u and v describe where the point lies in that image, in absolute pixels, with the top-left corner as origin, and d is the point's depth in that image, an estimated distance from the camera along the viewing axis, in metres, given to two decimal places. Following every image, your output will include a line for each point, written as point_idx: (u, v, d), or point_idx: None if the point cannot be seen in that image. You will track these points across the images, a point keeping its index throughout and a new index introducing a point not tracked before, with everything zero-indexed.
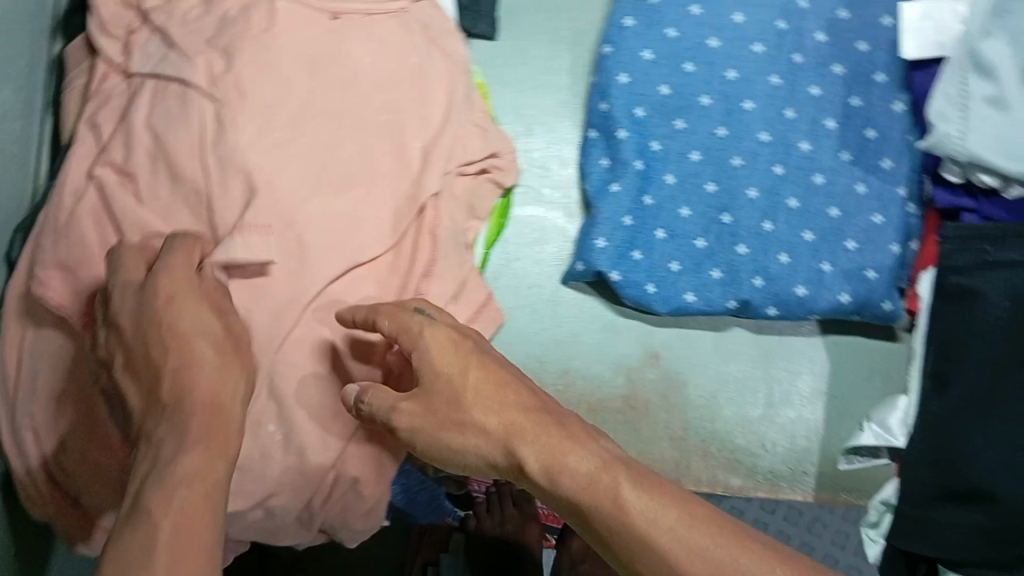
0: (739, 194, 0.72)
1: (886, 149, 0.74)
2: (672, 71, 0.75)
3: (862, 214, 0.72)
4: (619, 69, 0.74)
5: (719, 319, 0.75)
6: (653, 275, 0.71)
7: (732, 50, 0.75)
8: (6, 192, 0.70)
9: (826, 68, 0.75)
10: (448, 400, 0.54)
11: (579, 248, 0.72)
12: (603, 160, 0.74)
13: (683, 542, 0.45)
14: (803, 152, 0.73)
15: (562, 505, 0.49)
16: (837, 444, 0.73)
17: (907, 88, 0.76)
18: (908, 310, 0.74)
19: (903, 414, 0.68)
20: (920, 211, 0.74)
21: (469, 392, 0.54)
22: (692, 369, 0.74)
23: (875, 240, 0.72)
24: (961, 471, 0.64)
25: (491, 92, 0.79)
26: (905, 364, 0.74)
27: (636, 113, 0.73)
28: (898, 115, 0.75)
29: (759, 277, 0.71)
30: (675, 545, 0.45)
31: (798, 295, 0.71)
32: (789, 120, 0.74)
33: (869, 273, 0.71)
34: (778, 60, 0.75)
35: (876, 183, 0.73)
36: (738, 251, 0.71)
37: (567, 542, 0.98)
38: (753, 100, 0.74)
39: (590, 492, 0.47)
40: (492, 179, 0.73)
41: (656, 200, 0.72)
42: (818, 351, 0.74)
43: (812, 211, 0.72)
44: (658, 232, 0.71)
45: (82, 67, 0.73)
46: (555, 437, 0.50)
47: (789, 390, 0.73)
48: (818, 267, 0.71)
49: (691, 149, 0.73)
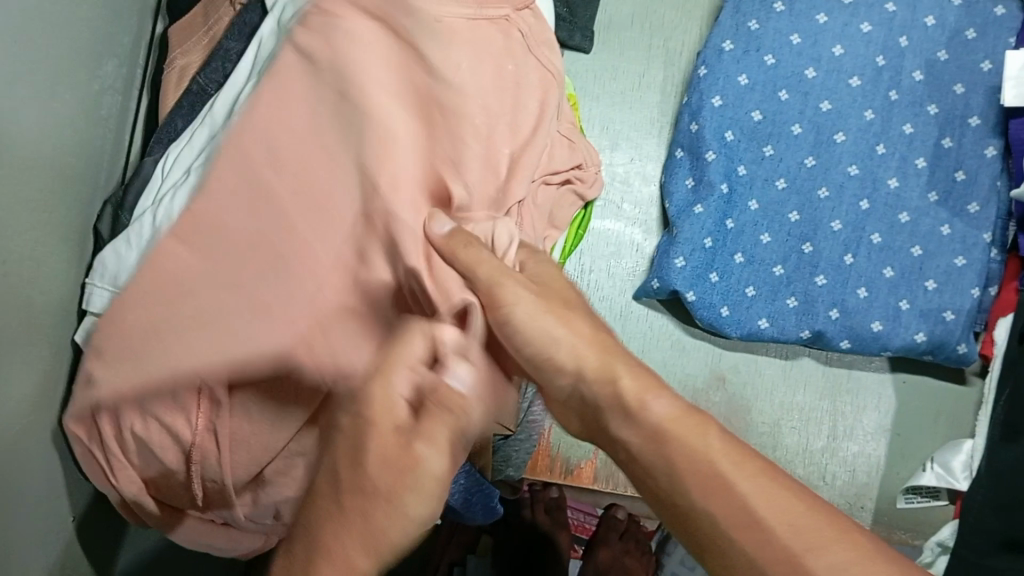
0: (825, 228, 0.82)
1: (974, 194, 0.82)
2: (766, 98, 0.83)
3: (944, 255, 0.82)
4: (712, 93, 0.83)
5: (790, 350, 0.86)
6: (728, 298, 0.81)
7: (829, 82, 0.83)
8: (100, 162, 0.72)
9: (921, 108, 0.83)
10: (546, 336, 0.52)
11: (657, 267, 0.82)
12: (687, 181, 0.84)
13: (777, 516, 0.42)
14: (890, 189, 0.82)
15: (646, 472, 0.47)
16: (897, 480, 0.84)
17: (1000, 133, 0.83)
18: (982, 354, 0.83)
19: (967, 458, 0.75)
20: (1003, 256, 0.83)
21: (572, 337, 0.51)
22: (760, 398, 0.85)
23: (954, 283, 0.81)
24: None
25: (581, 104, 0.89)
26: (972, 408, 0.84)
27: (726, 136, 0.83)
28: (990, 160, 0.83)
29: (836, 310, 0.81)
30: (771, 516, 0.42)
31: (873, 329, 0.81)
32: (879, 156, 0.83)
33: (948, 314, 0.81)
34: (874, 97, 0.83)
35: (961, 227, 0.82)
36: (817, 281, 0.82)
37: (595, 553, 0.98)
38: (845, 133, 0.83)
39: (681, 453, 0.45)
40: (574, 190, 0.78)
41: (737, 224, 0.82)
42: (886, 389, 0.85)
43: (881, 256, 0.82)
44: (736, 257, 0.82)
45: (187, 48, 0.76)
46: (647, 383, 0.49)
47: (853, 425, 0.84)
48: (896, 304, 0.81)
49: (777, 177, 0.83)
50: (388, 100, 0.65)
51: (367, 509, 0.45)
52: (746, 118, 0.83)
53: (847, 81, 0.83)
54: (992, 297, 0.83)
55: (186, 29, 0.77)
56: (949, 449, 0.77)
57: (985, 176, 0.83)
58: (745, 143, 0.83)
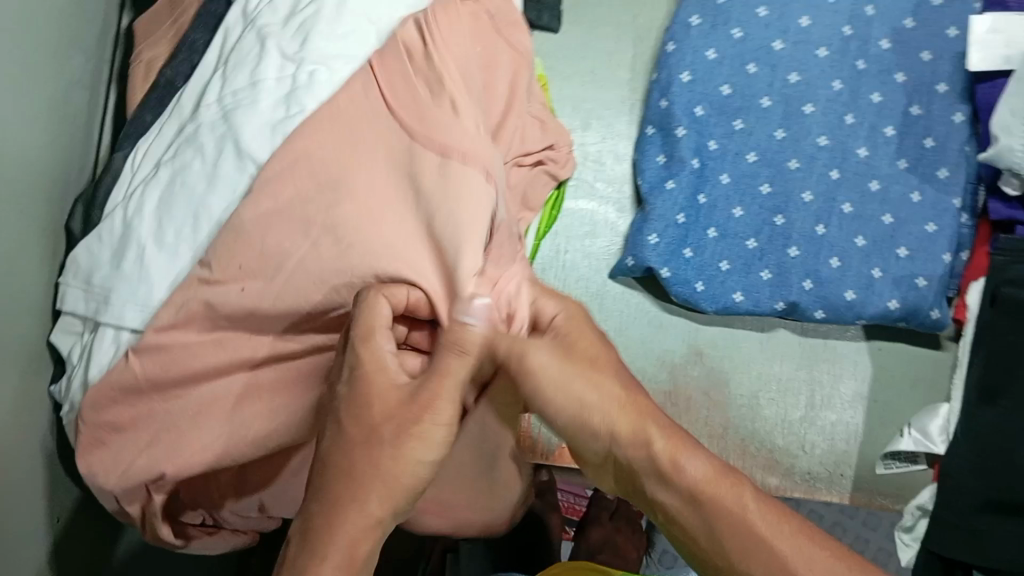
0: (808, 197, 0.75)
1: (943, 159, 0.75)
2: (735, 71, 0.81)
3: (918, 221, 0.74)
4: (681, 68, 0.81)
5: (765, 320, 0.79)
6: (703, 275, 0.77)
7: (797, 54, 0.80)
8: (72, 158, 0.72)
9: (888, 76, 0.78)
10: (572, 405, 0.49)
11: (630, 246, 0.79)
12: (659, 156, 0.81)
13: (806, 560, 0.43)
14: (859, 158, 0.77)
15: (674, 521, 0.47)
16: (877, 446, 0.75)
17: (967, 99, 0.76)
18: (954, 318, 0.76)
19: (944, 421, 0.70)
20: (974, 221, 0.75)
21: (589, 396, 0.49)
22: (735, 369, 0.78)
23: (930, 249, 0.74)
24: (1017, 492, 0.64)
25: (551, 84, 0.88)
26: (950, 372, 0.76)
27: (695, 111, 0.80)
28: (959, 124, 0.76)
29: (809, 280, 0.75)
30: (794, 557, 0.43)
31: (847, 299, 0.74)
32: (849, 126, 0.78)
33: (920, 281, 0.73)
34: (842, 66, 0.79)
35: (932, 192, 0.75)
36: (789, 253, 0.76)
37: (586, 533, 1.00)
38: (815, 104, 0.79)
39: (709, 496, 0.46)
40: (548, 170, 0.78)
41: (710, 199, 0.78)
42: (862, 354, 0.77)
43: (854, 224, 0.75)
44: (709, 232, 0.78)
45: (152, 41, 0.76)
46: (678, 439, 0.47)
47: (831, 392, 0.77)
48: (869, 273, 0.74)
49: (748, 151, 0.78)
50: (405, 104, 0.65)
51: (361, 501, 0.46)
52: (712, 95, 0.81)
53: (823, 53, 0.80)
54: (964, 262, 0.75)
55: (156, 24, 0.77)
56: (927, 414, 0.71)
57: (955, 142, 0.76)
58: (708, 118, 0.80)
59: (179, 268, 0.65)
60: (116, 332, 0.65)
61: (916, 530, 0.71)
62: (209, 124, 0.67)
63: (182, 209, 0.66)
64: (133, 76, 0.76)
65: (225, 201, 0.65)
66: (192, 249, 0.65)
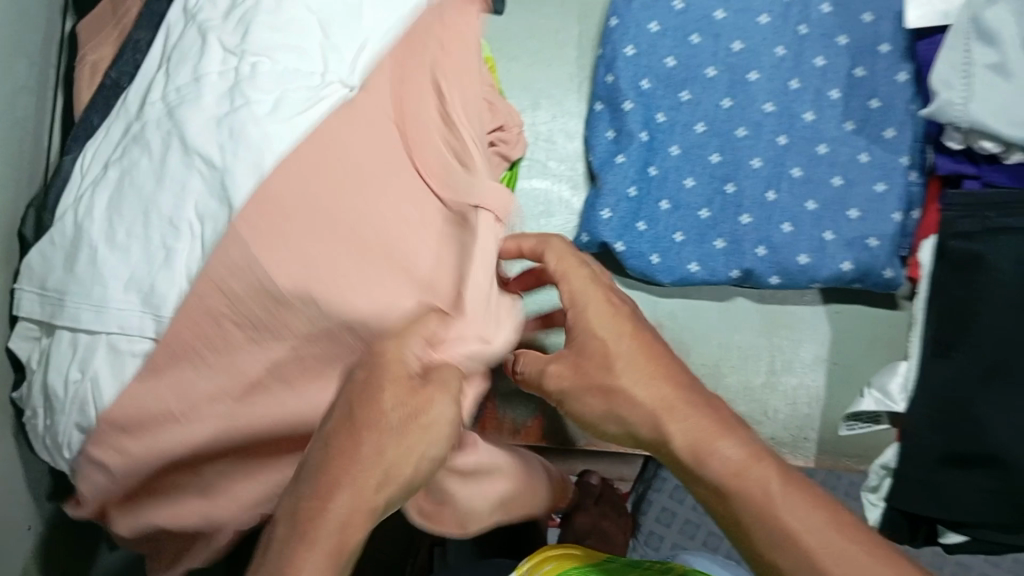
0: (745, 166, 0.82)
1: (888, 120, 0.81)
2: (679, 43, 0.85)
3: (865, 183, 0.80)
4: (625, 42, 0.85)
5: (725, 291, 0.84)
6: (657, 246, 0.81)
7: (739, 22, 0.85)
8: (21, 164, 0.71)
9: (832, 39, 0.83)
10: (599, 363, 0.55)
11: (586, 221, 0.82)
12: (608, 131, 0.85)
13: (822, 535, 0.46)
14: (807, 122, 0.82)
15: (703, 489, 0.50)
16: (839, 411, 0.80)
17: (910, 58, 0.82)
18: (909, 277, 0.80)
19: (903, 379, 0.73)
20: (923, 179, 0.80)
21: (621, 359, 0.54)
22: (699, 339, 0.82)
23: (879, 210, 0.79)
24: (979, 441, 0.68)
25: (497, 65, 0.90)
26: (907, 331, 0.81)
27: (641, 84, 0.84)
28: (903, 84, 0.81)
29: (763, 247, 0.80)
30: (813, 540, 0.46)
31: (800, 263, 0.79)
32: (794, 91, 0.83)
33: (872, 242, 0.78)
34: (784, 33, 0.84)
35: (879, 153, 0.80)
36: (742, 221, 0.81)
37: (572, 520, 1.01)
38: (759, 71, 0.84)
39: (737, 481, 0.48)
40: (500, 152, 0.80)
41: (660, 170, 0.83)
42: (819, 319, 0.82)
43: (800, 193, 0.80)
44: (662, 204, 0.82)
45: (99, 42, 0.76)
46: (706, 424, 0.51)
47: (792, 358, 0.81)
48: (820, 236, 0.79)
49: (696, 122, 0.83)
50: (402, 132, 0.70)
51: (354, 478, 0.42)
52: (670, 85, 0.84)
53: (756, 25, 0.85)
54: (916, 220, 0.79)
55: (96, 24, 0.77)
56: (887, 373, 0.74)
57: (900, 102, 0.81)
58: (662, 95, 0.84)
59: (131, 268, 0.65)
60: (72, 334, 0.65)
61: (882, 490, 0.74)
62: (156, 122, 0.68)
63: (134, 209, 0.66)
64: (78, 79, 0.75)
65: (173, 198, 0.65)
66: (143, 246, 0.65)
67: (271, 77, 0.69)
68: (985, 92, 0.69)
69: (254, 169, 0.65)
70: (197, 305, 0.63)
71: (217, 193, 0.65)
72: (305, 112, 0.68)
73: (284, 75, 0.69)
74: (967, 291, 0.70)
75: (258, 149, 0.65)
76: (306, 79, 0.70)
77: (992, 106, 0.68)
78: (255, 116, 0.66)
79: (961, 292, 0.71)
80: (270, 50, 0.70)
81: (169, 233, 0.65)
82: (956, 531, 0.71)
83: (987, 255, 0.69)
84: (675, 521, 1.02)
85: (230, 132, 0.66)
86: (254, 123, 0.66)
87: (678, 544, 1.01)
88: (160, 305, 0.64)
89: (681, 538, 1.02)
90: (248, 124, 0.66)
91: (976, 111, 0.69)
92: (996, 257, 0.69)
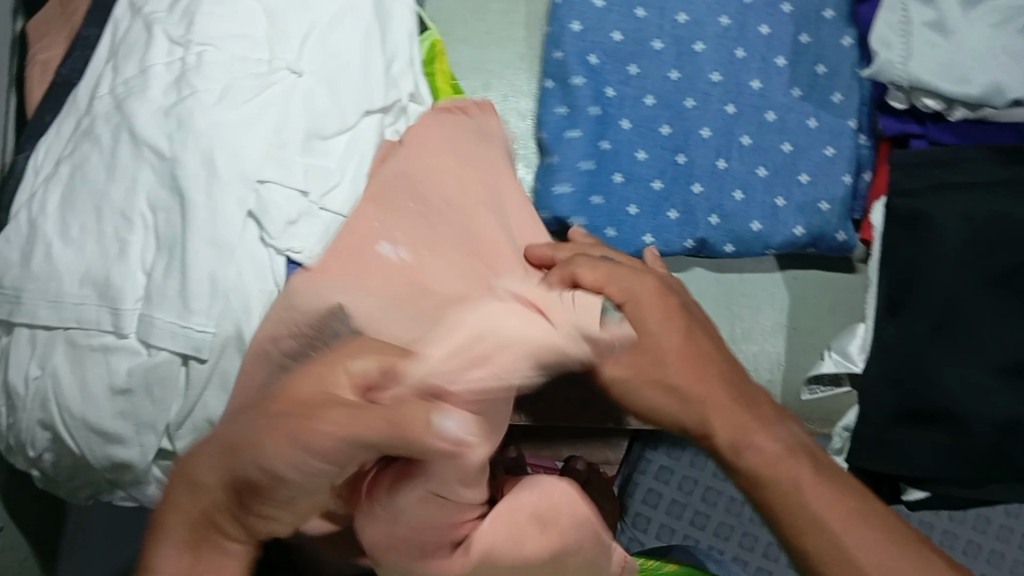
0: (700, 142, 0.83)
1: (836, 85, 0.87)
2: (624, 16, 0.85)
3: (815, 147, 0.84)
4: (572, 18, 0.85)
5: (681, 262, 0.86)
6: (614, 219, 0.80)
7: None
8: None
9: (774, 7, 0.87)
10: (652, 359, 0.60)
11: (541, 202, 0.81)
12: (559, 109, 0.83)
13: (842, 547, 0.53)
14: (754, 89, 0.85)
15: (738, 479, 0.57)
16: (799, 373, 0.83)
17: (852, 22, 0.89)
18: (863, 240, 0.87)
19: (861, 341, 0.78)
20: (871, 142, 0.88)
21: (673, 352, 0.60)
22: None
23: (828, 172, 0.84)
24: (928, 394, 0.75)
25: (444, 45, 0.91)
26: (862, 292, 0.86)
27: (589, 59, 0.84)
28: (846, 48, 0.88)
29: (715, 216, 0.82)
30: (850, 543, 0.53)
31: (749, 226, 0.82)
32: (739, 59, 0.86)
33: (820, 204, 0.83)
34: (727, 3, 0.86)
35: (827, 119, 0.85)
36: (693, 190, 0.82)
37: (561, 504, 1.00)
38: (704, 40, 0.85)
39: (772, 467, 0.56)
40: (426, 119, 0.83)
41: (612, 145, 0.82)
42: (779, 285, 0.86)
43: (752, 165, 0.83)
44: (621, 176, 0.81)
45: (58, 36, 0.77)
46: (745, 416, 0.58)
47: (752, 325, 0.84)
48: (772, 203, 0.83)
49: (636, 97, 0.83)
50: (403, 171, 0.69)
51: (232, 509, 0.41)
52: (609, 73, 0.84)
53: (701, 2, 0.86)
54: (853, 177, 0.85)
55: (48, 22, 0.79)
56: (845, 337, 0.79)
57: (843, 67, 0.87)
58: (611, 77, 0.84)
59: (86, 261, 0.67)
60: (30, 332, 0.66)
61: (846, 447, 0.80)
62: (105, 115, 0.70)
63: (87, 203, 0.67)
64: (36, 79, 0.76)
65: (123, 191, 0.67)
66: (97, 241, 0.67)
67: (218, 65, 0.71)
68: (922, 49, 0.74)
69: (201, 156, 0.67)
70: (155, 295, 0.66)
71: (166, 182, 0.67)
72: (252, 97, 0.70)
73: (230, 57, 0.72)
74: (917, 254, 0.77)
75: (208, 138, 0.68)
76: (254, 63, 0.72)
77: (930, 64, 0.73)
78: (201, 104, 0.69)
79: (901, 259, 0.77)
80: (218, 37, 0.72)
81: (122, 225, 0.67)
82: (915, 488, 0.78)
83: (920, 209, 0.77)
84: (660, 502, 1.04)
85: (177, 124, 0.68)
86: (200, 110, 0.68)
87: (664, 525, 1.03)
88: (116, 299, 0.66)
89: (667, 520, 1.04)
90: (196, 112, 0.68)
91: (916, 69, 0.74)
92: (941, 214, 0.76)
